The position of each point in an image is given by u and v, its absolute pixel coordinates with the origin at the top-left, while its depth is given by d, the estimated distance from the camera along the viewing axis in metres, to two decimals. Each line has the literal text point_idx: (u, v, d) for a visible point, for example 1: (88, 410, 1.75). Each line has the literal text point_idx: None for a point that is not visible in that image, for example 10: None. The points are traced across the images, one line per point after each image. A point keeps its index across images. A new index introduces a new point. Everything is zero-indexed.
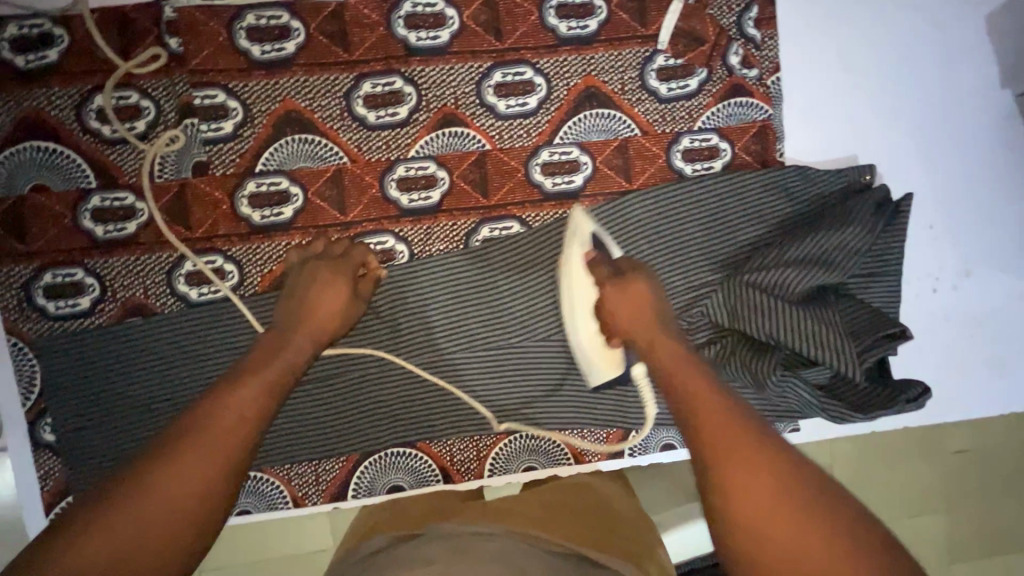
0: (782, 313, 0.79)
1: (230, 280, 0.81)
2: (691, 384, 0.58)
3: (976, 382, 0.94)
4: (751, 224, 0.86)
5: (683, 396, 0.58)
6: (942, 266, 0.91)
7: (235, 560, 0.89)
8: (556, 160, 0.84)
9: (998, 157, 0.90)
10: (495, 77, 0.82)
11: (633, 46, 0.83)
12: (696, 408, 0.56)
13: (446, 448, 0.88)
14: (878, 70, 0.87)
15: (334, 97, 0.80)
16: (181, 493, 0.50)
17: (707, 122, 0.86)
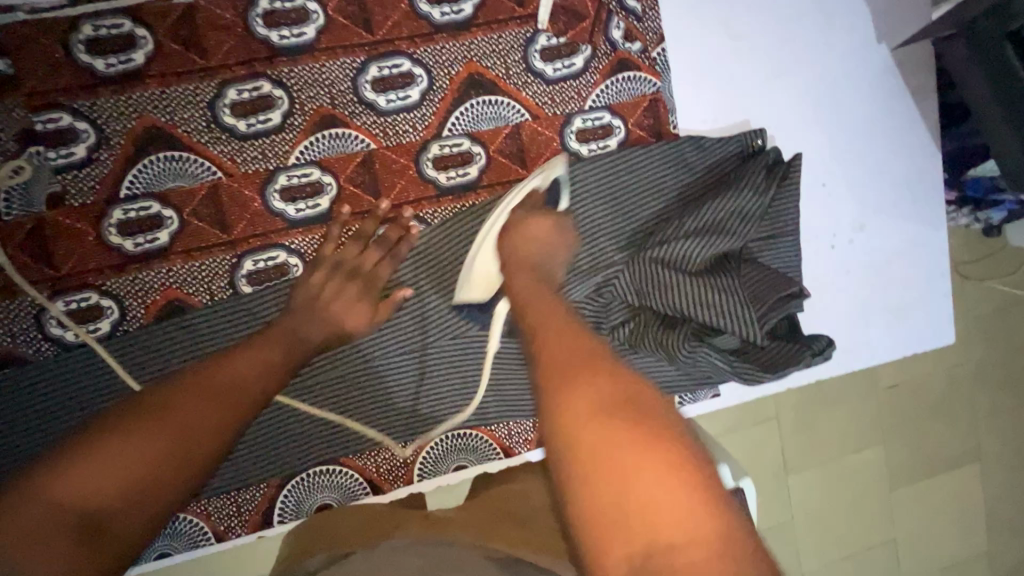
0: (685, 286, 0.79)
1: (110, 316, 0.75)
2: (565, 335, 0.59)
3: (882, 328, 0.98)
4: (651, 200, 0.85)
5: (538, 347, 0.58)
6: (838, 220, 0.94)
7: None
8: (447, 153, 0.81)
9: (882, 109, 0.93)
10: (371, 72, 0.78)
11: (512, 28, 0.80)
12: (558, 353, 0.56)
13: (371, 460, 0.85)
14: (761, 32, 0.87)
15: (197, 108, 0.74)
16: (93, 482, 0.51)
17: (597, 101, 0.84)
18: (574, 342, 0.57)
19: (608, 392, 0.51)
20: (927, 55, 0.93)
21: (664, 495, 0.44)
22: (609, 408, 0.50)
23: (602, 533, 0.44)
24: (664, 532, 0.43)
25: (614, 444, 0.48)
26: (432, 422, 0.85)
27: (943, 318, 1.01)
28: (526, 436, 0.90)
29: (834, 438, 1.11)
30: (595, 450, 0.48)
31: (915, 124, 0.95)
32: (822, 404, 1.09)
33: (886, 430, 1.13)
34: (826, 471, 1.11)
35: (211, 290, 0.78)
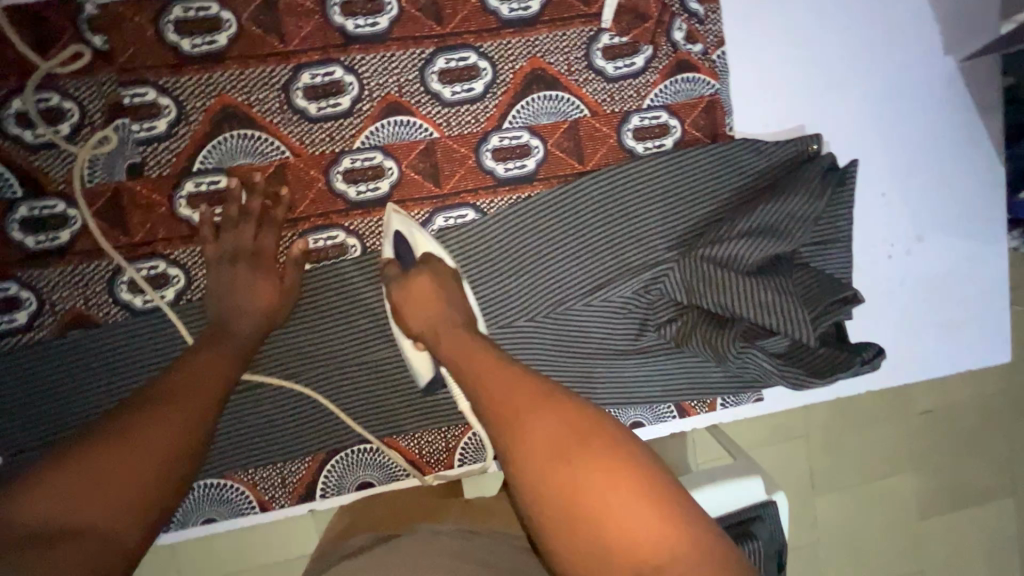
0: (738, 284, 0.80)
1: (176, 284, 0.78)
2: (487, 371, 0.63)
3: (933, 342, 0.98)
4: (703, 200, 0.86)
5: (478, 387, 0.62)
6: (894, 232, 0.94)
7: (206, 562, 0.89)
8: (506, 144, 0.83)
9: (936, 122, 0.93)
10: (438, 63, 0.80)
11: (576, 26, 0.82)
12: (491, 390, 0.61)
13: (414, 442, 0.87)
14: (820, 41, 0.88)
15: (273, 90, 0.78)
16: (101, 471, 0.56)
17: (655, 100, 0.85)
18: (523, 382, 0.61)
19: (543, 428, 0.56)
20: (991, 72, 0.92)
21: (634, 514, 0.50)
22: (564, 442, 0.54)
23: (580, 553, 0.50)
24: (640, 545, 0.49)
25: (581, 471, 0.52)
26: None
27: (996, 336, 0.99)
28: None
29: (870, 456, 1.09)
30: (557, 479, 0.52)
31: (972, 141, 0.94)
32: (857, 424, 1.08)
33: (932, 452, 1.10)
34: (859, 492, 1.09)
35: None
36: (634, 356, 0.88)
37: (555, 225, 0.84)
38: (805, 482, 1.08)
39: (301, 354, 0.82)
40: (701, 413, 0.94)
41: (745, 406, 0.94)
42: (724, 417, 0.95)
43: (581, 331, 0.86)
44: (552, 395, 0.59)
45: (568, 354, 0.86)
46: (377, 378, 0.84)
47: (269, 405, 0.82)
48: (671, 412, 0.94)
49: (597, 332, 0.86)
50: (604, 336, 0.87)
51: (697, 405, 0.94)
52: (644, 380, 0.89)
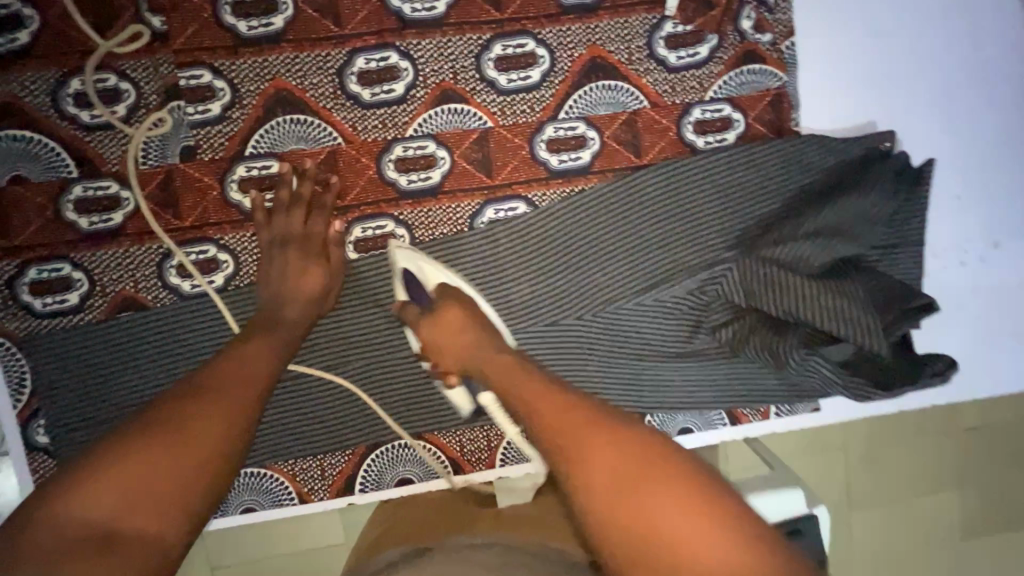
0: (803, 287, 0.76)
1: (224, 270, 0.78)
2: (534, 392, 0.58)
3: (1009, 357, 0.91)
4: (764, 199, 0.82)
5: (528, 400, 0.57)
6: (967, 239, 0.88)
7: (237, 556, 0.87)
8: (561, 136, 0.80)
9: (1020, 121, 0.87)
10: (495, 50, 0.78)
11: (639, 13, 0.79)
12: (541, 409, 0.56)
13: (455, 439, 0.85)
14: (898, 32, 0.83)
15: (326, 74, 0.76)
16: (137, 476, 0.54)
17: (719, 92, 0.81)
18: (575, 406, 0.55)
19: (625, 454, 0.50)
20: None
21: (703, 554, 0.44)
22: (643, 466, 0.49)
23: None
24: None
25: (648, 512, 0.46)
26: None
27: None
28: None
29: (911, 473, 1.02)
30: (623, 512, 0.47)
31: None
32: (903, 437, 1.01)
33: (992, 475, 1.03)
34: (894, 509, 1.02)
35: None
36: (686, 360, 0.84)
37: (607, 220, 0.81)
38: (838, 494, 1.02)
39: (346, 346, 0.81)
40: (753, 421, 0.90)
41: (800, 417, 0.90)
42: (777, 427, 0.90)
43: (631, 331, 0.83)
44: (611, 423, 0.53)
45: (616, 354, 0.83)
46: (418, 373, 0.82)
47: (312, 395, 0.81)
48: (722, 419, 0.89)
49: (648, 334, 0.83)
50: (655, 338, 0.84)
51: (749, 413, 0.89)
52: (695, 385, 0.85)
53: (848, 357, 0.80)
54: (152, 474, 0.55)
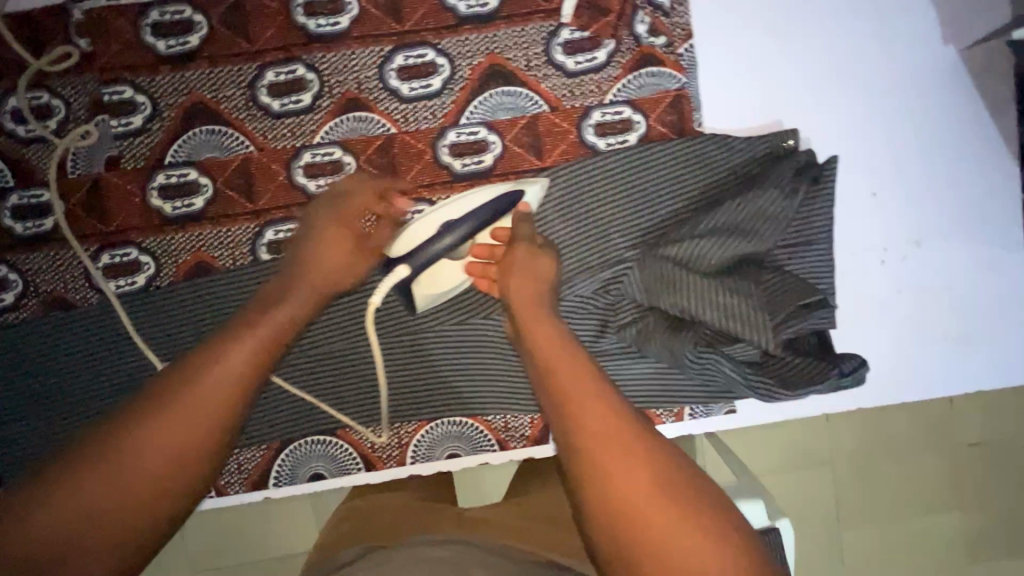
0: (697, 286, 0.75)
1: (146, 271, 0.83)
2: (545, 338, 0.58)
3: (937, 359, 0.88)
4: (667, 198, 0.83)
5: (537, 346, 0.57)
6: (887, 236, 0.86)
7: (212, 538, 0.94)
8: (463, 140, 0.83)
9: (940, 116, 0.85)
10: (397, 60, 0.82)
11: (536, 21, 0.82)
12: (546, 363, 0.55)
13: (366, 436, 0.86)
14: (799, 34, 0.85)
15: (239, 87, 0.81)
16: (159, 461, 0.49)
17: (618, 95, 0.83)
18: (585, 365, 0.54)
19: (620, 434, 0.49)
20: (1002, 58, 0.84)
21: (684, 552, 0.44)
22: (627, 442, 0.48)
23: (624, 558, 0.45)
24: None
25: (632, 496, 0.46)
26: (429, 405, 0.86)
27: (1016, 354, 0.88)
28: (522, 432, 0.87)
29: (900, 491, 1.00)
30: (619, 486, 0.47)
31: (981, 135, 0.86)
32: (889, 454, 1.00)
33: (984, 492, 1.00)
34: (886, 530, 1.01)
35: (234, 255, 0.83)
36: (591, 360, 0.85)
37: None
38: (826, 516, 1.01)
39: None
40: (668, 422, 0.88)
41: (716, 419, 0.88)
42: (693, 428, 0.89)
43: None
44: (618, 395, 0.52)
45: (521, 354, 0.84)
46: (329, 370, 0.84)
47: None
48: None
49: None
50: None
51: (662, 413, 0.88)
52: None
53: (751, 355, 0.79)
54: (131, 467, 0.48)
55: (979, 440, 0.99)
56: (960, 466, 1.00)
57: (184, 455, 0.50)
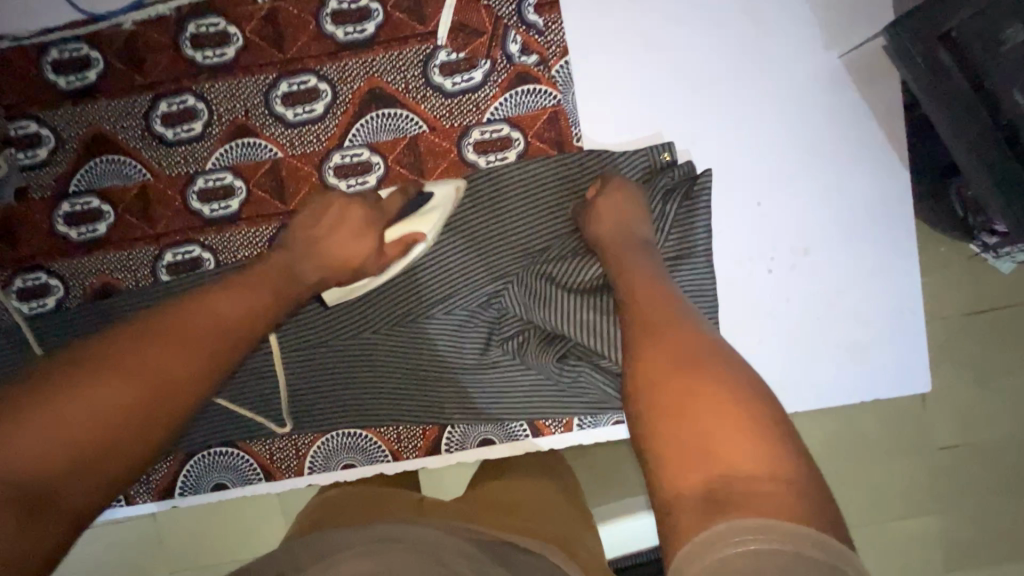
0: (562, 304, 0.79)
1: (56, 293, 0.88)
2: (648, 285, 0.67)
3: (830, 368, 0.87)
4: (551, 213, 0.84)
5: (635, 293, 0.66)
6: (774, 244, 0.86)
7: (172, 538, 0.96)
8: (347, 162, 0.86)
9: (828, 123, 0.84)
10: (281, 87, 0.85)
11: (412, 45, 0.84)
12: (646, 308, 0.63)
13: (265, 447, 0.90)
14: (680, 43, 0.84)
15: (134, 118, 0.86)
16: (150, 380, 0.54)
17: (496, 113, 0.85)
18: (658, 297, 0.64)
19: (682, 362, 0.54)
20: (883, 64, 0.83)
21: (731, 452, 0.46)
22: (687, 369, 0.53)
23: (675, 461, 0.48)
24: (737, 474, 0.45)
25: (709, 418, 0.49)
26: (327, 417, 0.89)
27: (911, 362, 0.87)
28: (414, 443, 0.90)
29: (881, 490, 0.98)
30: (673, 401, 0.51)
31: (868, 141, 0.85)
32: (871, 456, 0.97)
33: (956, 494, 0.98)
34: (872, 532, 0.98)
35: (136, 277, 0.88)
36: (477, 373, 0.87)
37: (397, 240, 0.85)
38: None
39: None
40: (556, 433, 0.88)
41: (605, 429, 0.88)
42: (583, 439, 0.89)
43: (424, 344, 0.87)
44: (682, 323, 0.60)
45: (412, 367, 0.88)
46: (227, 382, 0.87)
47: None
48: (525, 430, 0.89)
49: (442, 347, 0.87)
50: (449, 351, 0.87)
51: (551, 424, 0.89)
52: (491, 397, 0.87)
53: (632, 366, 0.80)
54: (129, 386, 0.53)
55: (955, 442, 0.97)
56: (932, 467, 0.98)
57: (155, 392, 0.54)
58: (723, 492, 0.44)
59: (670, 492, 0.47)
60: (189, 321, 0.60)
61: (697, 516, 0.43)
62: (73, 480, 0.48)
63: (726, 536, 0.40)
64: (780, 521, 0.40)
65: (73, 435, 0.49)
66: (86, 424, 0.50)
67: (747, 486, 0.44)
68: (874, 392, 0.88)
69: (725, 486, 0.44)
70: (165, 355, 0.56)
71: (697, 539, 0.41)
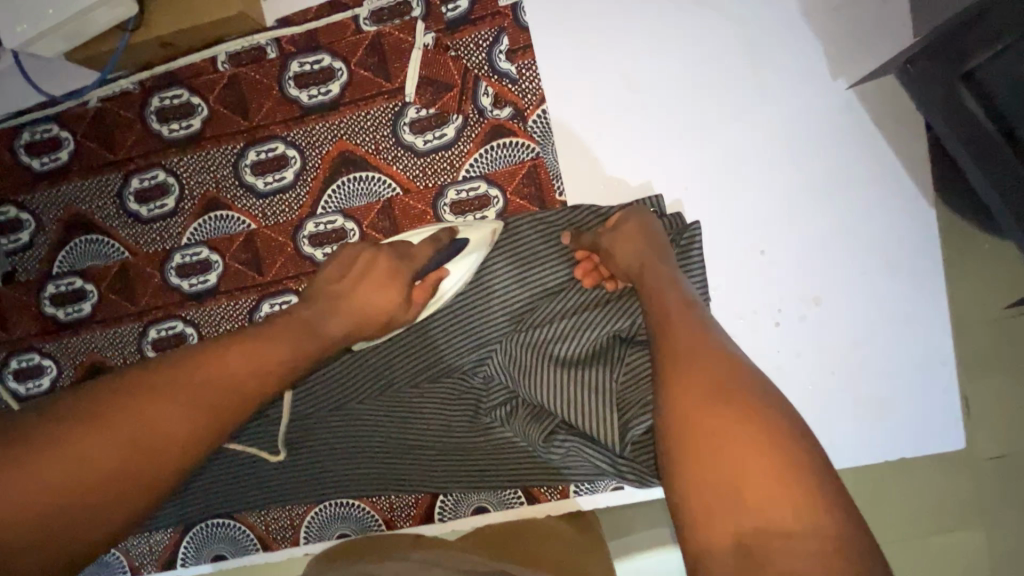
0: (542, 374, 0.74)
1: (49, 373, 0.87)
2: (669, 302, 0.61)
3: (847, 426, 0.79)
4: (537, 275, 0.78)
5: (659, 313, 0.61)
6: (782, 295, 0.78)
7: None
8: (322, 230, 0.82)
9: (836, 160, 0.76)
10: (250, 156, 0.82)
11: (379, 104, 0.79)
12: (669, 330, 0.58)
13: (260, 518, 0.90)
14: (669, 84, 0.77)
15: (108, 197, 0.84)
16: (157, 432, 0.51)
17: (471, 170, 0.80)
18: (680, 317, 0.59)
19: (719, 398, 0.49)
20: (899, 90, 0.75)
21: (766, 499, 0.43)
22: (723, 404, 0.48)
23: (706, 509, 0.44)
24: (779, 523, 0.41)
25: (739, 462, 0.45)
26: (318, 491, 0.86)
27: (942, 418, 0.78)
28: (407, 512, 0.88)
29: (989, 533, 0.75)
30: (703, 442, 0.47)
31: (885, 176, 0.76)
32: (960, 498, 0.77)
33: None
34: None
35: (123, 354, 0.86)
36: (468, 444, 0.83)
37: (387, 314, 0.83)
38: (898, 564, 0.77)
39: None
40: (551, 500, 0.85)
41: (604, 495, 0.85)
42: (580, 505, 0.86)
43: (413, 417, 0.83)
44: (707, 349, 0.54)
45: (402, 440, 0.84)
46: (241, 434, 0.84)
47: None
48: (519, 497, 0.86)
49: (431, 419, 0.83)
50: (438, 422, 0.83)
51: (546, 492, 0.85)
52: (483, 469, 0.83)
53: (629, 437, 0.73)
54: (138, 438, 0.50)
55: (1001, 450, 0.76)
56: None
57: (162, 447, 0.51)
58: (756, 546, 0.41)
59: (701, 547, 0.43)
60: (191, 376, 0.55)
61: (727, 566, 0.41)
62: (31, 550, 0.44)
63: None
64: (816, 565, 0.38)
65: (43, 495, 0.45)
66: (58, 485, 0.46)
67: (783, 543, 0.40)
68: (906, 451, 0.79)
69: (757, 540, 0.41)
70: (171, 404, 0.53)
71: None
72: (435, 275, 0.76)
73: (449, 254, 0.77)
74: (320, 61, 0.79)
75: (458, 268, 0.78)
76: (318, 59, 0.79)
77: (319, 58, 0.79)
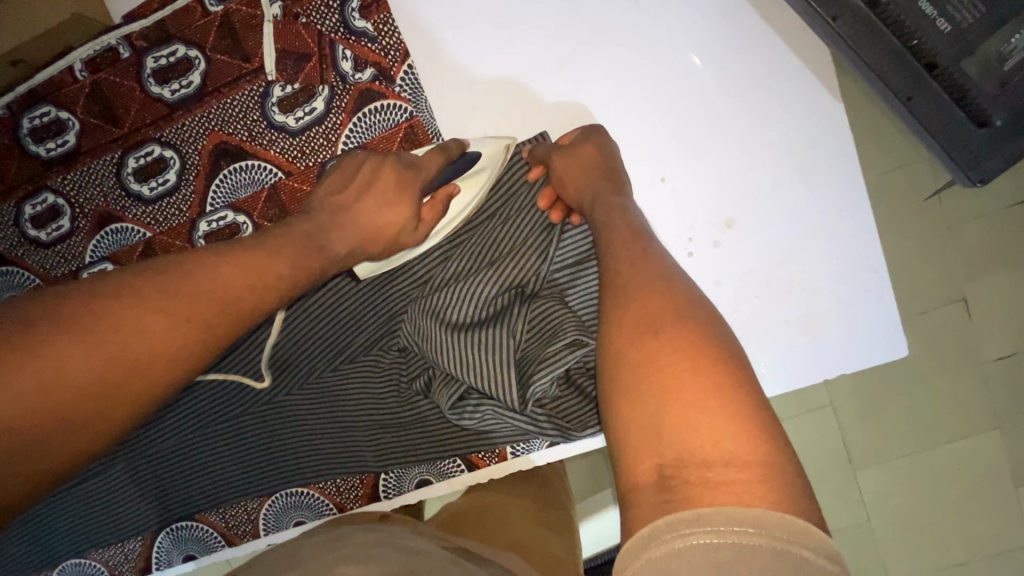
0: (447, 341, 0.70)
1: None
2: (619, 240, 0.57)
3: (782, 351, 0.75)
4: (442, 233, 0.75)
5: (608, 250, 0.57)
6: (692, 217, 0.73)
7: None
8: (215, 228, 0.79)
9: (725, 63, 0.71)
10: (129, 164, 0.80)
11: (242, 88, 0.76)
12: (613, 261, 0.55)
13: (219, 516, 0.91)
14: (535, 12, 0.73)
15: (7, 227, 0.83)
16: (134, 345, 0.47)
17: (349, 142, 0.76)
18: (633, 243, 0.56)
19: (650, 333, 0.44)
20: None
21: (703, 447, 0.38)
22: (658, 331, 0.44)
23: (631, 442, 0.40)
24: (698, 451, 0.37)
25: (675, 388, 0.40)
26: (258, 489, 0.85)
27: (882, 325, 0.73)
28: (354, 492, 0.88)
29: (914, 422, 0.81)
30: (643, 373, 0.42)
31: (777, 76, 0.71)
32: (890, 390, 0.82)
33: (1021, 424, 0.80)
34: (901, 468, 0.83)
35: None
36: (395, 420, 0.81)
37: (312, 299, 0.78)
38: (830, 457, 0.84)
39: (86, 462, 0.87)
40: (491, 464, 0.85)
41: (543, 452, 0.85)
42: (519, 465, 0.85)
43: (338, 400, 0.81)
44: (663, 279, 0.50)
45: (332, 425, 0.82)
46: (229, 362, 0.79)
47: (67, 513, 0.86)
48: (459, 465, 0.85)
49: (356, 399, 0.81)
50: (364, 402, 0.81)
51: (485, 456, 0.85)
52: (411, 444, 0.82)
53: (546, 394, 0.71)
54: (121, 349, 0.46)
55: (1005, 352, 0.79)
56: (978, 384, 0.80)
57: (144, 363, 0.47)
58: (676, 478, 0.37)
59: (627, 479, 0.40)
60: (166, 284, 0.50)
61: (652, 505, 0.37)
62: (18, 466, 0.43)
63: (666, 533, 0.35)
64: (739, 508, 0.34)
65: (25, 414, 0.42)
66: (38, 404, 0.43)
67: (701, 477, 0.36)
68: (855, 363, 0.74)
69: (679, 480, 0.37)
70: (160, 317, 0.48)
71: (642, 533, 0.36)
72: (444, 191, 0.72)
73: (458, 168, 0.73)
74: (176, 51, 0.76)
75: (469, 187, 0.73)
76: (172, 51, 0.77)
77: (173, 49, 0.77)
